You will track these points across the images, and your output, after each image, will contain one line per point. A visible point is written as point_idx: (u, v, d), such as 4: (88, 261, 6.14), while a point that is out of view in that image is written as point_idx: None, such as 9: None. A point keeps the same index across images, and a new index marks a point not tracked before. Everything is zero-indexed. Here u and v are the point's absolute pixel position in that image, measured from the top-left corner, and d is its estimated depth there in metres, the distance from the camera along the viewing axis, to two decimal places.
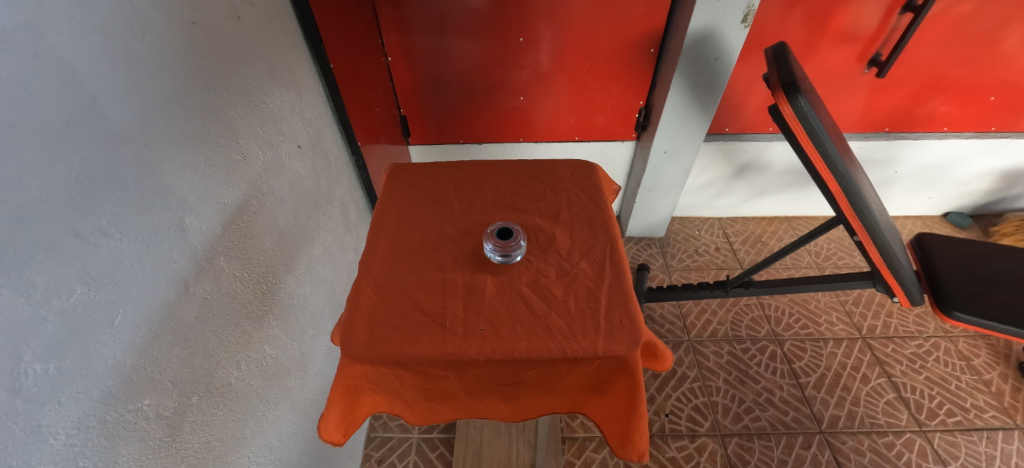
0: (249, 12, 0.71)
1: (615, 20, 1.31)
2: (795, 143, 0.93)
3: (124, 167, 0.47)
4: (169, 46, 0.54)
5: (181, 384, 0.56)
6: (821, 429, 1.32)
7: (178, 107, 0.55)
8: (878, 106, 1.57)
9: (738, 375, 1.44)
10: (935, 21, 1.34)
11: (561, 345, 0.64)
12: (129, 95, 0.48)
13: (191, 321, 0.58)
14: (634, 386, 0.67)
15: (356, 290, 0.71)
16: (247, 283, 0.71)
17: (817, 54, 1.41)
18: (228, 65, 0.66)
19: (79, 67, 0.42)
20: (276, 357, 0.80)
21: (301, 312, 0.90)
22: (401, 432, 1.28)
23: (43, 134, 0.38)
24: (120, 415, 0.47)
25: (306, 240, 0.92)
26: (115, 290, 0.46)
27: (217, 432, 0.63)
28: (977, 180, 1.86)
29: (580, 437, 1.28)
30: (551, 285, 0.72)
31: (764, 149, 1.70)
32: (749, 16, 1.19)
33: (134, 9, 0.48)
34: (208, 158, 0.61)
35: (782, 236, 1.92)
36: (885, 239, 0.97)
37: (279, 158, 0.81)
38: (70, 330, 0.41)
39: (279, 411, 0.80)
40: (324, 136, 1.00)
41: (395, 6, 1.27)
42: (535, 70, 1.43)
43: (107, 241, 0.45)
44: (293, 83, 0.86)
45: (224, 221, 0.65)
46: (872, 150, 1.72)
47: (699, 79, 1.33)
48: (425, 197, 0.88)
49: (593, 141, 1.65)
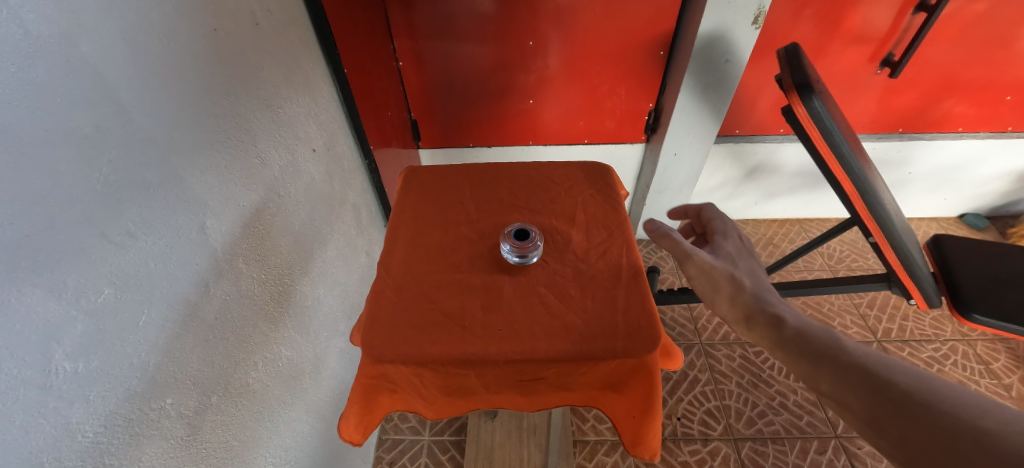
0: (267, 18, 0.72)
1: (622, 24, 1.31)
2: (808, 144, 0.93)
3: (150, 171, 0.48)
4: (191, 53, 0.55)
5: (202, 383, 0.56)
6: (836, 433, 1.30)
7: (199, 111, 0.56)
8: (891, 106, 1.55)
9: (751, 378, 1.43)
10: (948, 21, 1.32)
11: (581, 345, 0.64)
12: (154, 98, 0.49)
13: (211, 322, 0.58)
14: (652, 387, 0.67)
15: (376, 291, 0.72)
16: (264, 285, 0.72)
17: (828, 54, 1.40)
18: (246, 70, 0.67)
19: (108, 74, 0.43)
20: (292, 358, 0.81)
21: (316, 313, 0.91)
22: (412, 434, 1.28)
23: (74, 138, 0.39)
24: (145, 414, 0.48)
25: (321, 243, 0.93)
26: (142, 290, 0.47)
27: (235, 432, 0.63)
28: (993, 181, 1.84)
29: (591, 440, 1.28)
30: (569, 286, 0.72)
31: (775, 151, 1.69)
32: (759, 17, 1.20)
33: (159, 16, 0.50)
34: (227, 162, 0.62)
35: (793, 238, 1.90)
36: (902, 240, 0.95)
37: (296, 161, 0.82)
38: (99, 329, 0.42)
39: (294, 412, 0.81)
40: (337, 140, 1.01)
41: (405, 12, 1.28)
42: (544, 73, 1.44)
43: (134, 243, 0.46)
44: (309, 89, 0.87)
45: (243, 223, 0.66)
46: (886, 152, 1.70)
47: (710, 81, 1.33)
48: (440, 200, 0.89)
49: (602, 144, 1.65)
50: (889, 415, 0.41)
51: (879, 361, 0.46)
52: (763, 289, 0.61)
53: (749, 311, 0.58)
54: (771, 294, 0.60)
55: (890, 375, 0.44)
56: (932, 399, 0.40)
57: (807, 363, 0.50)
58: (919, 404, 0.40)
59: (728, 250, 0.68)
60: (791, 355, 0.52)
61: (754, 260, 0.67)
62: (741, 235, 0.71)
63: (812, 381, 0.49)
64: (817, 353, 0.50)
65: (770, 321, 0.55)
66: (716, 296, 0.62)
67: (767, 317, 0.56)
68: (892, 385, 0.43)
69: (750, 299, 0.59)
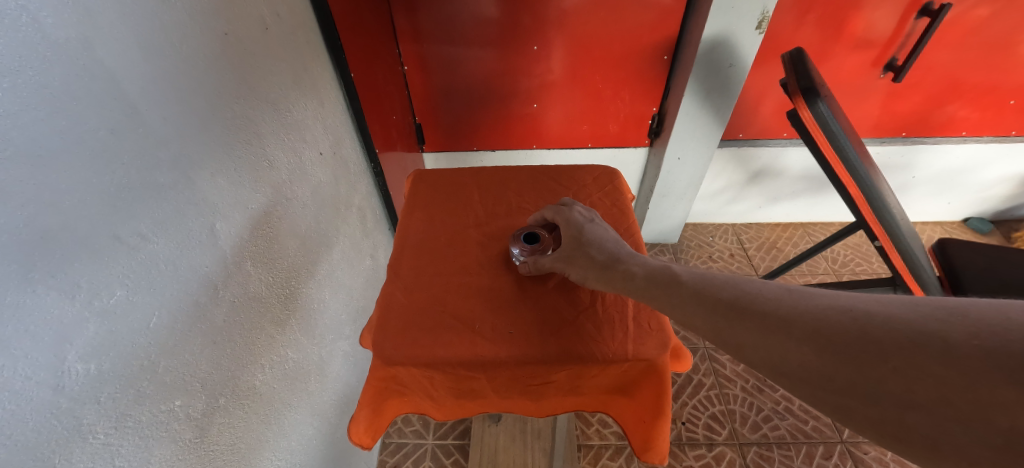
0: (276, 22, 0.73)
1: (626, 29, 1.32)
2: (814, 149, 0.94)
3: (162, 173, 0.48)
4: (203, 57, 0.55)
5: (209, 386, 0.56)
6: (842, 438, 1.30)
7: (209, 115, 0.57)
8: (894, 111, 1.55)
9: (756, 382, 1.42)
10: (951, 26, 1.33)
11: (590, 347, 0.64)
12: (166, 103, 0.49)
13: (219, 324, 0.58)
14: (662, 389, 0.67)
15: (386, 293, 0.72)
16: (272, 287, 0.72)
17: (831, 58, 1.40)
18: (256, 74, 0.67)
19: (123, 78, 0.43)
20: (297, 361, 0.80)
21: (321, 316, 0.91)
22: (416, 438, 1.28)
23: (90, 141, 0.39)
24: (155, 416, 0.48)
25: (326, 245, 0.92)
26: (152, 293, 0.47)
27: (242, 434, 0.63)
28: (997, 186, 1.84)
29: (596, 445, 1.27)
30: (577, 289, 0.72)
31: (779, 155, 1.69)
32: (763, 22, 1.20)
33: (172, 21, 0.50)
34: (237, 165, 0.63)
35: (797, 242, 1.90)
36: (909, 245, 0.95)
37: (303, 165, 0.82)
38: (110, 331, 0.42)
39: (298, 415, 0.80)
40: (344, 143, 1.02)
41: (410, 17, 1.29)
42: (547, 77, 1.45)
43: (145, 245, 0.46)
44: (316, 92, 0.88)
45: (252, 225, 0.66)
46: (889, 156, 1.70)
47: (713, 85, 1.33)
48: (448, 203, 0.89)
49: (605, 148, 1.65)
50: (728, 325, 0.45)
51: (713, 282, 0.50)
52: (612, 250, 0.64)
53: (607, 278, 0.61)
54: (618, 251, 0.63)
55: (721, 293, 0.48)
56: (755, 302, 0.45)
57: (666, 301, 0.53)
58: (750, 307, 0.44)
59: (571, 231, 0.69)
60: (651, 301, 0.54)
61: (599, 227, 0.69)
62: (581, 213, 0.72)
63: (670, 314, 0.52)
64: (670, 288, 0.53)
65: (623, 276, 0.59)
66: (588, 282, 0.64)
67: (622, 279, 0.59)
68: (727, 301, 0.47)
69: (604, 273, 0.62)
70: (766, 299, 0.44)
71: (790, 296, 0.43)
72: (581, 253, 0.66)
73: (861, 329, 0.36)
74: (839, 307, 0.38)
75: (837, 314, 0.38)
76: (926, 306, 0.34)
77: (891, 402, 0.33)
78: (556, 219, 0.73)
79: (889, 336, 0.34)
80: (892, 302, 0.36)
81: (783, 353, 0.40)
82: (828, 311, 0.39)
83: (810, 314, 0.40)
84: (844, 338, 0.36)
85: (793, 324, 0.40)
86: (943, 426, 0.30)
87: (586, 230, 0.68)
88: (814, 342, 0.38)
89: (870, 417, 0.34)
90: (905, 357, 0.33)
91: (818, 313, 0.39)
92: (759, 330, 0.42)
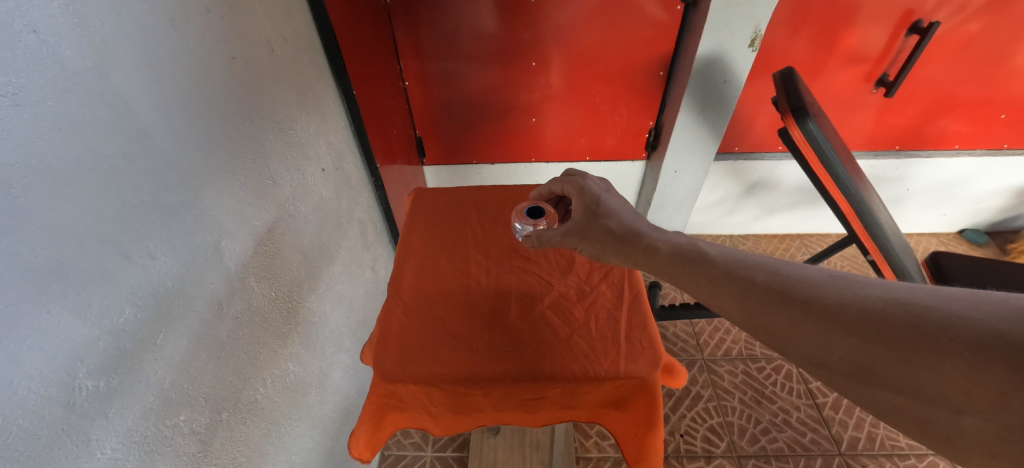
0: (281, 45, 0.76)
1: (622, 45, 1.35)
2: (804, 165, 0.96)
3: (169, 195, 0.50)
4: (211, 81, 0.57)
5: (212, 400, 0.58)
6: (840, 451, 1.30)
7: (216, 137, 0.58)
8: (887, 124, 1.58)
9: (754, 394, 1.43)
10: (940, 42, 1.36)
11: (584, 365, 0.65)
12: (175, 126, 0.51)
13: (223, 339, 0.60)
14: (653, 406, 0.68)
15: (387, 310, 0.73)
16: (274, 303, 0.73)
17: (825, 73, 1.43)
18: (261, 96, 0.70)
19: (135, 103, 0.45)
20: (298, 374, 0.81)
21: (321, 329, 0.92)
22: (414, 450, 1.29)
23: (104, 167, 0.41)
24: (159, 431, 0.49)
25: (327, 259, 0.94)
26: (159, 310, 0.48)
27: (243, 448, 0.64)
28: (991, 197, 1.86)
29: (594, 457, 1.28)
30: (572, 308, 0.74)
31: (774, 168, 1.72)
32: (755, 40, 1.23)
33: (183, 49, 0.52)
34: (241, 184, 0.64)
35: (794, 253, 1.92)
36: (900, 261, 0.96)
37: (305, 181, 0.84)
38: (119, 348, 0.43)
39: (298, 428, 0.81)
40: (345, 159, 1.04)
41: (411, 35, 1.32)
42: (546, 92, 1.47)
43: (153, 263, 0.47)
44: (319, 110, 0.90)
45: (256, 242, 0.68)
46: (883, 169, 1.73)
47: (709, 100, 1.36)
48: (448, 221, 0.91)
49: (603, 161, 1.68)
50: (763, 310, 0.46)
51: (745, 264, 0.51)
52: (630, 223, 0.66)
53: (627, 253, 0.64)
54: (637, 225, 0.65)
55: (757, 276, 0.49)
56: (796, 287, 0.45)
57: (694, 282, 0.54)
58: (794, 292, 0.45)
59: (587, 202, 0.72)
60: (677, 275, 0.56)
61: (613, 198, 0.72)
62: (594, 184, 0.75)
63: (701, 296, 0.54)
64: (698, 268, 0.54)
65: (645, 250, 0.61)
66: (606, 255, 0.67)
67: (644, 250, 0.61)
68: (762, 286, 0.47)
69: (622, 246, 0.64)
70: (813, 286, 0.44)
71: (839, 283, 0.43)
72: (596, 226, 0.68)
73: (916, 323, 0.36)
74: (891, 299, 0.39)
75: (888, 305, 0.38)
76: (993, 304, 0.34)
77: (945, 405, 0.34)
78: (568, 190, 0.76)
79: (939, 338, 0.35)
80: (952, 298, 0.36)
81: (824, 348, 0.40)
82: (880, 303, 0.39)
83: (857, 304, 0.40)
84: (892, 334, 0.37)
85: (841, 314, 0.40)
86: (999, 432, 0.31)
87: (601, 201, 0.70)
88: (862, 334, 0.38)
89: (916, 417, 0.35)
90: (955, 363, 0.33)
91: (867, 304, 0.40)
92: (803, 318, 0.43)
